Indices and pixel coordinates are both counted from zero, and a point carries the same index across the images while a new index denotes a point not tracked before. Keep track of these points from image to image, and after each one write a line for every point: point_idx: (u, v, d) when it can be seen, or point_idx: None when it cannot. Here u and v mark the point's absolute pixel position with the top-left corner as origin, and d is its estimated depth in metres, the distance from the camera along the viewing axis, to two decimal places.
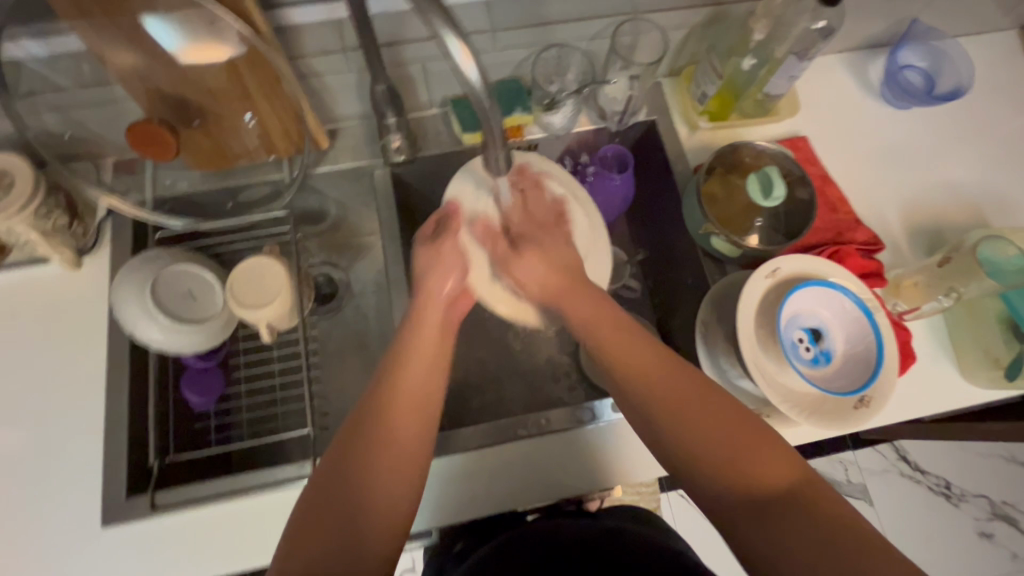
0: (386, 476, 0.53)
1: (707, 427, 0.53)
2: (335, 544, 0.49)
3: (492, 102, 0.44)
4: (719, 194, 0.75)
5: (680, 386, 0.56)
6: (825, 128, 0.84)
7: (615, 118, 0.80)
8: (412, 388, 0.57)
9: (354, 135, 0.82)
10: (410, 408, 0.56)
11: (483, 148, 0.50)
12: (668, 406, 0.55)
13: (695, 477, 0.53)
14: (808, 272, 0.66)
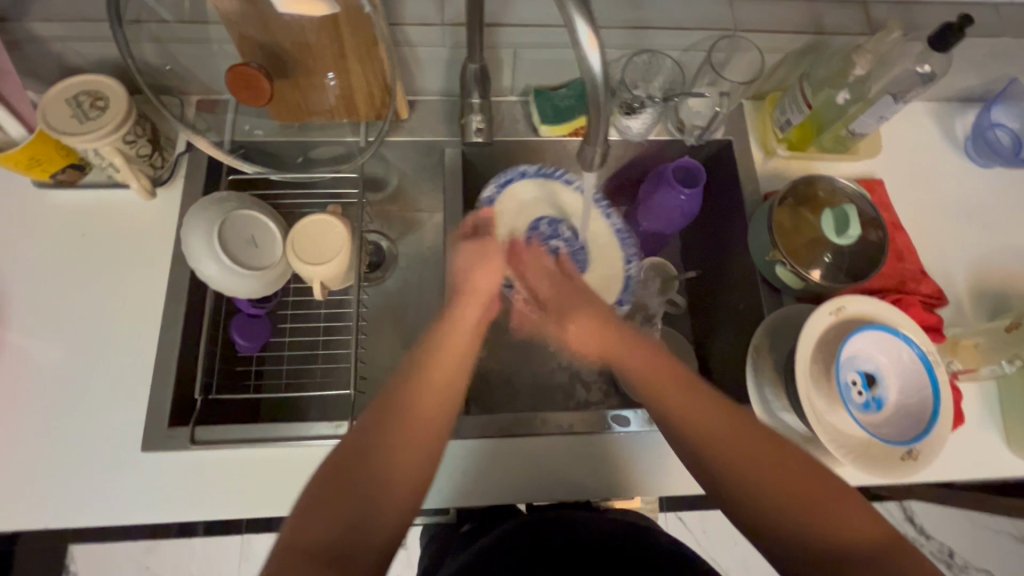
0: (407, 456, 0.54)
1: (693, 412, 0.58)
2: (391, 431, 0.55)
3: (607, 97, 0.44)
4: (788, 224, 0.74)
5: (669, 379, 0.61)
6: (902, 174, 0.83)
7: (693, 132, 0.80)
8: (428, 368, 0.60)
9: (432, 110, 0.82)
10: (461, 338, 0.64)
11: (583, 146, 0.52)
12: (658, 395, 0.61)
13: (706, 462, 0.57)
14: (873, 315, 0.65)
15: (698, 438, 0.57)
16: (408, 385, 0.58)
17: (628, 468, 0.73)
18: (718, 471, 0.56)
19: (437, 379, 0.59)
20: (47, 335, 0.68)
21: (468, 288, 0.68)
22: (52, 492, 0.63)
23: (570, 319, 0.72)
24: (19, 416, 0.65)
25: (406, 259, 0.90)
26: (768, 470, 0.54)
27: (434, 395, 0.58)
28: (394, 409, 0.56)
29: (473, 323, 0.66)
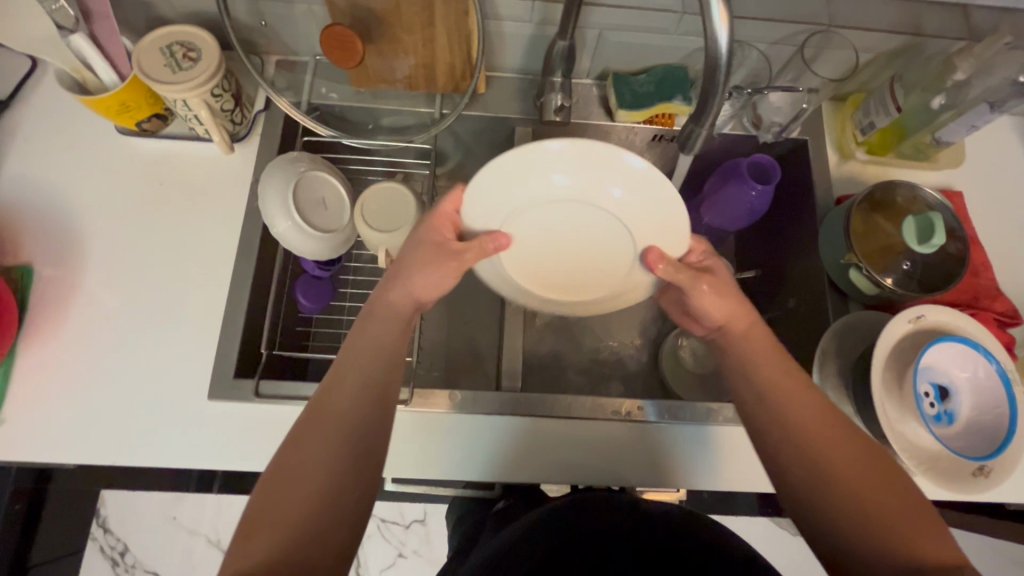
0: (342, 473, 0.51)
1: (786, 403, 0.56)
2: (327, 441, 0.52)
3: (727, 71, 0.48)
4: (864, 228, 0.72)
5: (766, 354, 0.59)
6: (983, 189, 0.80)
7: (772, 129, 0.79)
8: (342, 384, 0.55)
9: (507, 87, 0.82)
10: (390, 326, 0.59)
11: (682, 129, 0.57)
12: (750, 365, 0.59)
13: (785, 461, 0.55)
14: (950, 326, 0.63)
15: (799, 447, 0.54)
16: (327, 405, 0.54)
17: (673, 461, 0.71)
18: (797, 473, 0.55)
19: (356, 395, 0.55)
20: (121, 278, 0.70)
21: (385, 301, 0.59)
22: (117, 431, 0.64)
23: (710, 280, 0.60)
24: (90, 353, 0.67)
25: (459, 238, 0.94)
26: (871, 486, 0.52)
27: (353, 414, 0.54)
28: (312, 431, 0.53)
29: (393, 327, 0.59)
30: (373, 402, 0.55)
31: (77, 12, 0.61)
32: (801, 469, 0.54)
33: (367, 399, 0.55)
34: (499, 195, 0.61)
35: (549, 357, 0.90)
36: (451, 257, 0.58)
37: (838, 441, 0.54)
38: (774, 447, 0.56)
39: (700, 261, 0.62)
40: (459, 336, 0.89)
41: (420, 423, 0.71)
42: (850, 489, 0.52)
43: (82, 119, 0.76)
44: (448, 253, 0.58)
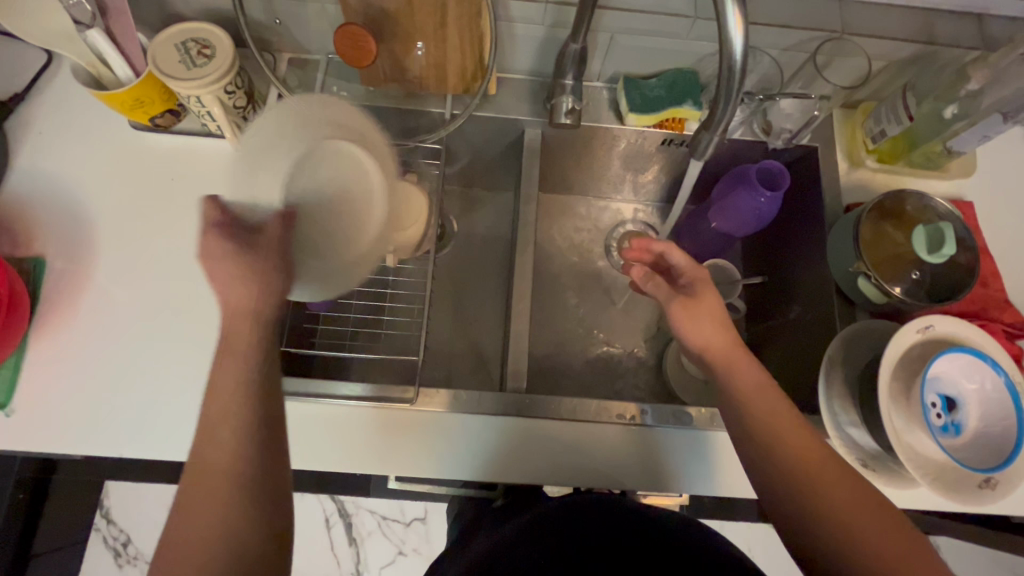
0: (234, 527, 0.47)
1: (762, 409, 0.58)
2: (209, 501, 0.48)
3: (740, 76, 0.48)
4: (873, 237, 0.72)
5: (743, 361, 0.61)
6: (994, 199, 0.80)
7: (782, 135, 0.79)
8: (215, 437, 0.50)
9: (517, 89, 0.82)
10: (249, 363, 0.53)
11: (699, 129, 0.59)
12: (733, 370, 0.60)
13: (767, 465, 0.56)
14: (958, 337, 0.63)
15: (801, 490, 0.54)
16: (206, 466, 0.49)
17: (671, 465, 0.71)
18: (779, 478, 0.55)
19: (230, 445, 0.50)
20: (131, 272, 0.70)
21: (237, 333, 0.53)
22: (123, 423, 0.64)
23: (696, 302, 0.63)
24: (98, 346, 0.67)
25: (465, 238, 0.94)
26: (851, 493, 0.54)
27: (233, 463, 0.49)
28: (195, 496, 0.48)
29: (253, 354, 0.53)
30: (246, 449, 0.50)
31: (93, 8, 0.63)
32: (788, 488, 0.55)
33: (244, 446, 0.50)
34: (257, 183, 0.59)
35: (552, 359, 0.91)
36: (254, 253, 0.55)
37: (815, 446, 0.56)
38: (776, 488, 0.55)
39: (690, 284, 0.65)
40: (465, 336, 0.89)
41: (424, 423, 0.71)
42: (832, 493, 0.53)
43: (96, 113, 0.77)
44: (230, 233, 0.54)
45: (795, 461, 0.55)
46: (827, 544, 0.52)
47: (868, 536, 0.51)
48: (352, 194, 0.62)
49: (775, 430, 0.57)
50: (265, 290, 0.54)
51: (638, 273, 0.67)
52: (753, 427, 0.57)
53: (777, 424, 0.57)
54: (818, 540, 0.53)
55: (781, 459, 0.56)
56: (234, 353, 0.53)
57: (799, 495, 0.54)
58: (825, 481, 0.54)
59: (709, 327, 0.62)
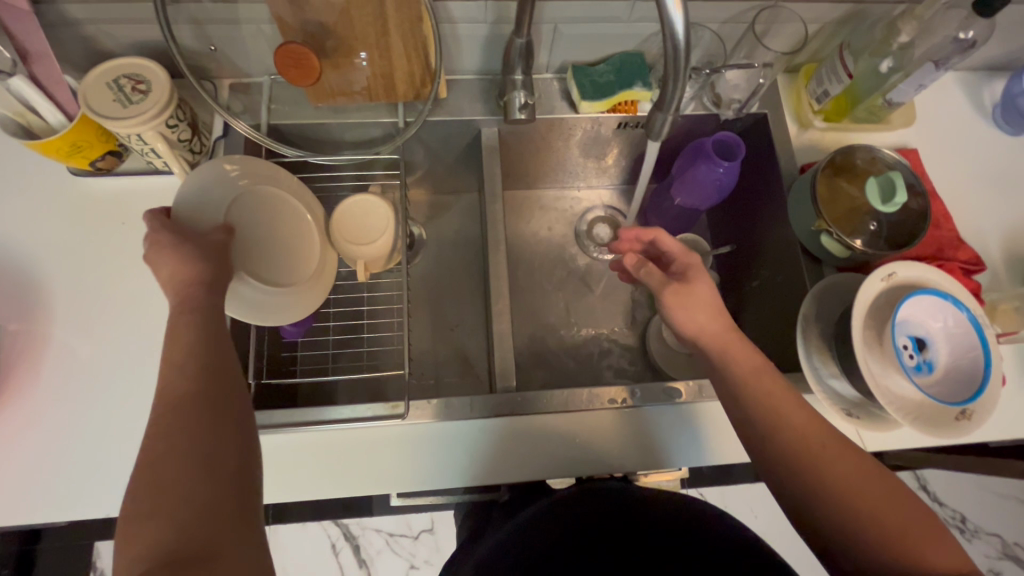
0: (221, 451, 0.46)
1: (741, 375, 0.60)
2: (189, 426, 0.45)
3: (686, 52, 0.49)
4: (830, 192, 0.74)
5: (727, 337, 0.62)
6: (936, 143, 0.84)
7: (732, 106, 0.81)
8: (188, 371, 0.48)
9: (467, 89, 0.82)
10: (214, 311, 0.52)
11: (652, 110, 0.59)
12: (715, 346, 0.62)
13: (749, 426, 0.58)
14: (920, 280, 0.66)
15: (786, 454, 0.56)
16: (178, 397, 0.47)
17: (666, 441, 0.72)
18: (761, 438, 0.57)
19: (202, 377, 0.48)
20: (93, 324, 0.68)
21: (194, 284, 0.52)
22: (109, 482, 0.62)
23: (687, 289, 0.63)
24: (67, 406, 0.64)
25: (436, 243, 0.94)
26: (828, 446, 0.56)
27: (208, 390, 0.48)
28: (171, 424, 0.45)
29: (213, 293, 0.52)
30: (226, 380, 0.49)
31: (13, 55, 0.59)
32: (770, 449, 0.57)
33: (215, 374, 0.49)
34: (206, 190, 0.61)
35: (538, 351, 0.91)
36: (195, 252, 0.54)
37: (791, 404, 0.58)
38: (760, 451, 0.58)
39: (681, 269, 0.66)
40: (448, 341, 0.89)
41: (419, 434, 0.70)
42: (809, 447, 0.56)
43: (31, 164, 0.73)
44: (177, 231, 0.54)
45: (775, 418, 0.57)
46: (807, 495, 0.55)
47: (843, 487, 0.54)
48: (288, 229, 0.69)
49: (752, 392, 0.59)
50: (207, 266, 0.53)
51: (631, 260, 0.68)
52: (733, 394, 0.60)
53: (755, 386, 0.59)
54: (801, 495, 0.55)
55: (761, 420, 0.58)
56: (195, 300, 0.51)
57: (782, 452, 0.56)
58: (802, 437, 0.56)
59: (704, 314, 0.62)
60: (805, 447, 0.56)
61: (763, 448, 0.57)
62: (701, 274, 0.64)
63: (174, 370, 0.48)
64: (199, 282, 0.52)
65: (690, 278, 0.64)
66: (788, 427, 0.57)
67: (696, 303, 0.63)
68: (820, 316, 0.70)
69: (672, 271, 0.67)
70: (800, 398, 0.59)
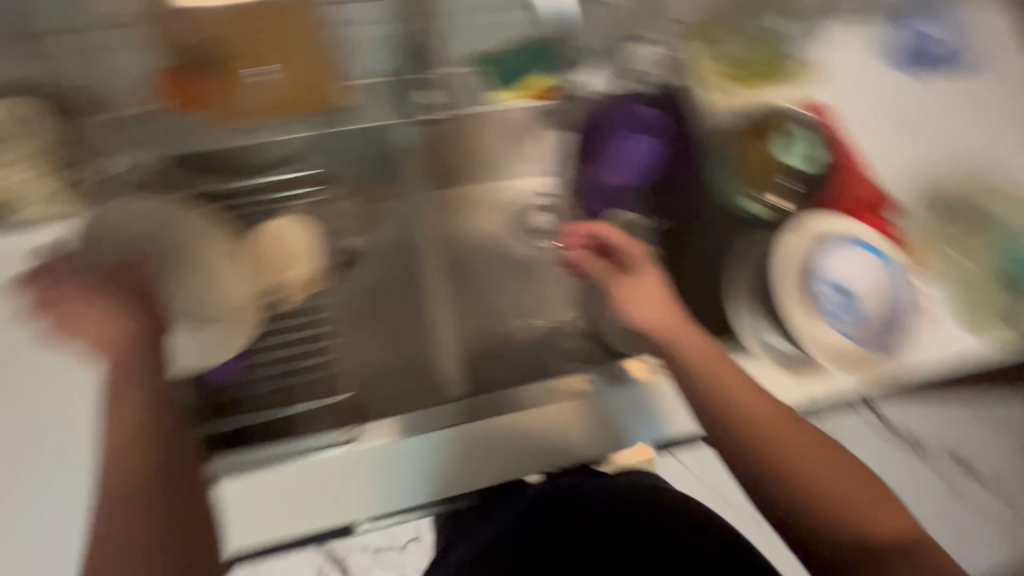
0: (185, 501, 0.55)
1: (700, 362, 0.64)
2: (158, 483, 0.55)
3: None
4: (744, 155, 0.80)
5: (686, 327, 0.66)
6: (846, 94, 0.85)
7: (650, 83, 0.83)
8: (139, 438, 0.55)
9: (378, 93, 0.82)
10: (149, 388, 0.58)
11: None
12: (675, 338, 0.66)
13: (711, 408, 0.63)
14: (840, 232, 0.69)
15: (742, 431, 0.62)
16: (135, 459, 0.54)
17: (614, 421, 0.73)
18: (720, 416, 0.63)
19: (142, 446, 0.55)
20: None
21: (126, 362, 0.58)
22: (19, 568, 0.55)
23: (634, 280, 0.71)
24: None
25: (373, 255, 0.89)
26: (777, 424, 0.62)
27: (159, 460, 0.55)
28: (133, 485, 0.54)
29: (141, 364, 0.59)
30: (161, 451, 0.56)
31: None
32: (728, 429, 0.62)
33: (155, 452, 0.55)
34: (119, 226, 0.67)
35: (491, 350, 0.89)
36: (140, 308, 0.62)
37: (745, 386, 0.64)
38: (721, 429, 0.63)
39: (625, 262, 0.73)
40: (396, 354, 0.85)
41: (370, 454, 0.68)
42: (761, 424, 0.62)
43: None
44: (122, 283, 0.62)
45: (731, 400, 0.63)
46: (757, 465, 0.61)
47: (787, 457, 0.61)
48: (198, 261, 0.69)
49: (712, 379, 0.63)
50: (136, 320, 0.61)
51: (580, 257, 0.77)
52: (693, 381, 0.64)
53: (715, 372, 0.64)
54: (751, 466, 0.62)
55: (721, 403, 0.63)
56: (123, 386, 0.57)
57: (737, 429, 0.62)
58: (755, 416, 0.62)
59: (656, 306, 0.68)
60: (757, 426, 0.62)
61: (724, 426, 0.63)
62: (646, 267, 0.71)
63: (119, 443, 0.55)
64: (127, 359, 0.58)
65: (636, 271, 0.71)
66: (743, 408, 0.63)
67: (643, 292, 0.69)
68: (752, 281, 0.73)
69: (619, 264, 0.73)
70: (756, 386, 0.64)
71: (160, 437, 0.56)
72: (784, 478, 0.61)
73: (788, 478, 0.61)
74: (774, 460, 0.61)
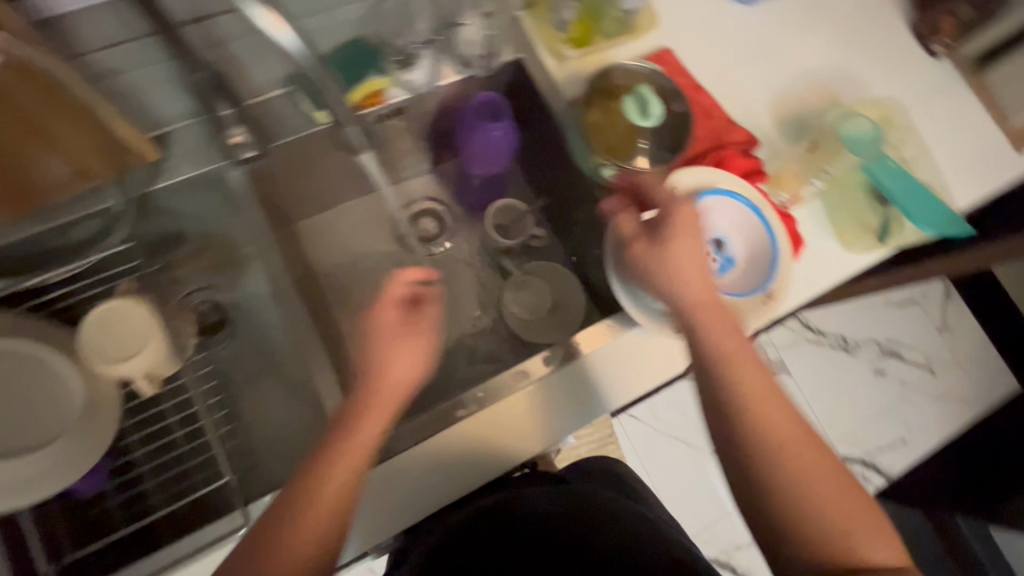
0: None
1: (739, 340, 0.59)
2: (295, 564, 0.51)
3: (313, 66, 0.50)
4: (601, 121, 0.75)
5: (717, 311, 0.60)
6: (687, 33, 0.83)
7: (479, 62, 0.77)
8: (315, 509, 0.53)
9: (187, 140, 0.69)
10: (361, 448, 0.55)
11: (342, 125, 0.61)
12: (702, 317, 0.59)
13: (729, 392, 0.57)
14: (699, 185, 0.67)
15: (753, 422, 0.56)
16: (272, 535, 0.52)
17: (528, 424, 0.71)
18: (735, 399, 0.57)
19: (328, 530, 0.53)
20: None
21: (351, 437, 0.55)
22: None
23: (672, 228, 0.61)
24: None
25: (247, 311, 0.81)
26: (794, 426, 0.56)
27: (318, 531, 0.52)
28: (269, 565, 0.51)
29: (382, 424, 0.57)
30: (332, 515, 0.53)
31: None
32: (738, 415, 0.56)
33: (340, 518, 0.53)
34: None
35: None
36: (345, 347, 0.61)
37: (766, 377, 0.58)
38: (730, 416, 0.57)
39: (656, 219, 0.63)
40: None
41: None
42: (777, 416, 0.56)
43: None
44: None
45: (745, 388, 0.57)
46: (764, 465, 0.55)
47: (800, 466, 0.54)
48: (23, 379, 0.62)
49: (729, 365, 0.58)
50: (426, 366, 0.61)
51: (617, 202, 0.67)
52: (710, 373, 0.58)
53: (739, 364, 0.58)
54: (756, 462, 0.55)
55: (735, 391, 0.57)
56: (332, 448, 0.55)
57: (749, 418, 0.56)
58: (769, 412, 0.56)
59: (691, 260, 0.61)
60: (769, 419, 0.56)
61: (740, 411, 0.56)
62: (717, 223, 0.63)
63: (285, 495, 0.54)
64: (383, 392, 0.59)
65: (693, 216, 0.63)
66: (754, 396, 0.57)
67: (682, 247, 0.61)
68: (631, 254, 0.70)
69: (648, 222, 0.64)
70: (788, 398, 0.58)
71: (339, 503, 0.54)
72: (791, 487, 0.54)
73: (791, 488, 0.54)
74: (779, 471, 0.54)
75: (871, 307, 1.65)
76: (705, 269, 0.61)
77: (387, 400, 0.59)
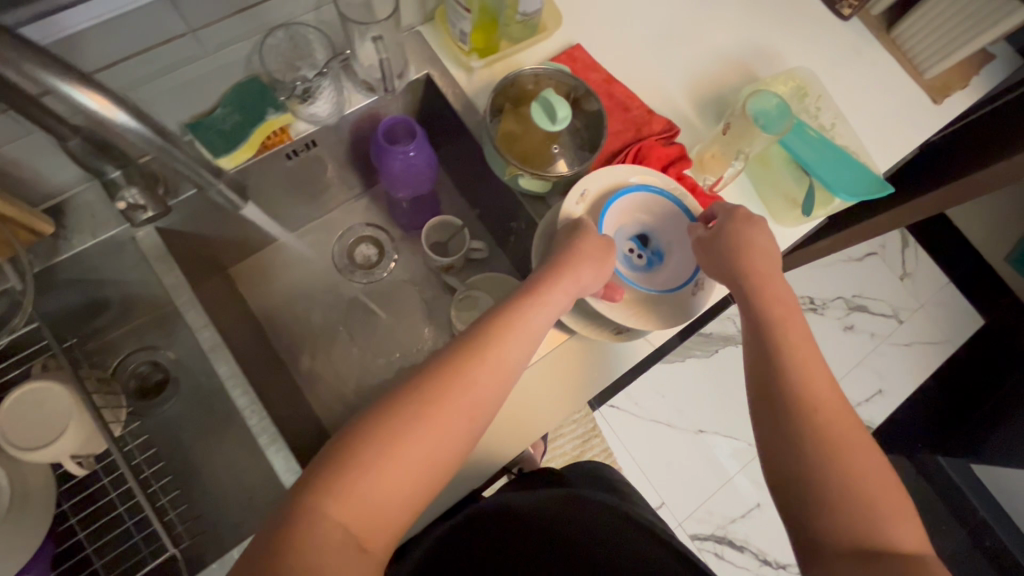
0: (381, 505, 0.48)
1: (790, 318, 0.62)
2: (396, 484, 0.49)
3: (160, 139, 0.47)
4: (515, 130, 0.72)
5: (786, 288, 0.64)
6: (594, 27, 0.82)
7: (380, 86, 0.74)
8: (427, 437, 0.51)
9: (89, 203, 0.67)
10: (481, 389, 0.54)
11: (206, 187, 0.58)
12: (773, 292, 0.63)
13: (784, 359, 0.59)
14: (612, 185, 0.69)
15: (803, 389, 0.58)
16: (398, 441, 0.50)
17: (488, 447, 0.69)
18: (786, 363, 0.59)
19: (444, 453, 0.51)
20: None
21: (503, 351, 0.56)
22: None
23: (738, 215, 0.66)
24: None
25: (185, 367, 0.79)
26: (841, 406, 0.57)
27: (429, 456, 0.51)
28: (381, 476, 0.48)
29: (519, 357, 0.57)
30: (451, 447, 0.52)
31: None
32: (787, 383, 0.58)
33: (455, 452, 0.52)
34: None
35: (357, 407, 0.84)
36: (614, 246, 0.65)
37: (814, 357, 0.60)
38: (774, 382, 0.59)
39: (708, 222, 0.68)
40: None
41: None
42: (824, 390, 0.58)
43: None
44: None
45: (799, 358, 0.59)
46: (801, 431, 0.56)
47: (833, 439, 0.55)
48: None
49: (789, 337, 0.61)
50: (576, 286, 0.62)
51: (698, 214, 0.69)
52: (782, 345, 0.60)
53: (798, 337, 0.61)
54: (795, 426, 0.56)
55: (791, 366, 0.59)
56: (457, 375, 0.54)
57: (798, 383, 0.58)
58: (815, 388, 0.58)
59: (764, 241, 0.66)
60: (815, 394, 0.57)
61: (783, 378, 0.59)
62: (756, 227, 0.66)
63: (415, 405, 0.51)
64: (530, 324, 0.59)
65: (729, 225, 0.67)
66: (804, 370, 0.59)
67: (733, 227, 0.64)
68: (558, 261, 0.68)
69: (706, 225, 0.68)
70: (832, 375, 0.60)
71: (446, 450, 0.52)
72: (820, 452, 0.55)
73: (816, 454, 0.55)
74: (812, 439, 0.55)
75: (833, 264, 1.67)
76: (772, 248, 0.66)
77: (529, 328, 0.58)
